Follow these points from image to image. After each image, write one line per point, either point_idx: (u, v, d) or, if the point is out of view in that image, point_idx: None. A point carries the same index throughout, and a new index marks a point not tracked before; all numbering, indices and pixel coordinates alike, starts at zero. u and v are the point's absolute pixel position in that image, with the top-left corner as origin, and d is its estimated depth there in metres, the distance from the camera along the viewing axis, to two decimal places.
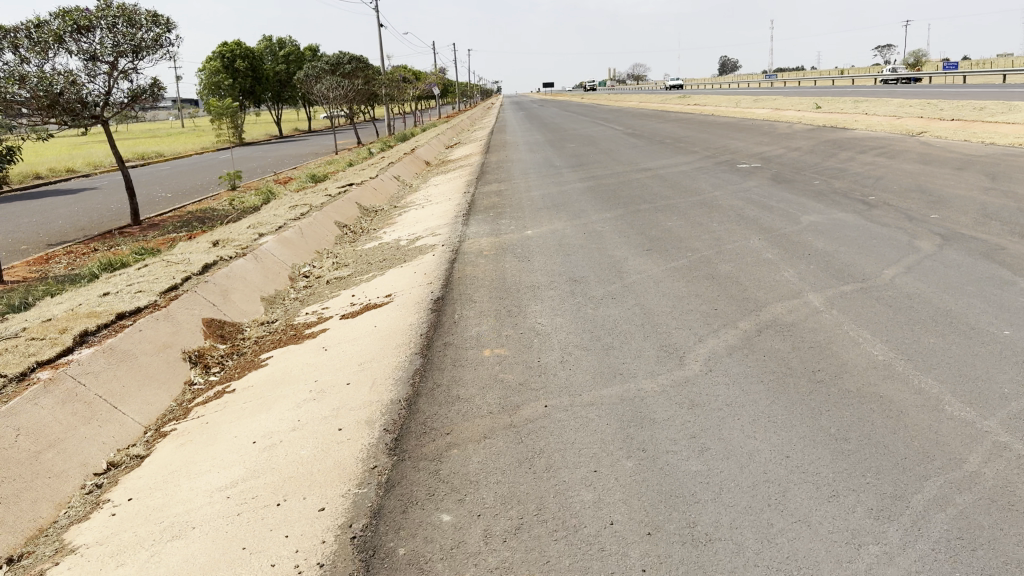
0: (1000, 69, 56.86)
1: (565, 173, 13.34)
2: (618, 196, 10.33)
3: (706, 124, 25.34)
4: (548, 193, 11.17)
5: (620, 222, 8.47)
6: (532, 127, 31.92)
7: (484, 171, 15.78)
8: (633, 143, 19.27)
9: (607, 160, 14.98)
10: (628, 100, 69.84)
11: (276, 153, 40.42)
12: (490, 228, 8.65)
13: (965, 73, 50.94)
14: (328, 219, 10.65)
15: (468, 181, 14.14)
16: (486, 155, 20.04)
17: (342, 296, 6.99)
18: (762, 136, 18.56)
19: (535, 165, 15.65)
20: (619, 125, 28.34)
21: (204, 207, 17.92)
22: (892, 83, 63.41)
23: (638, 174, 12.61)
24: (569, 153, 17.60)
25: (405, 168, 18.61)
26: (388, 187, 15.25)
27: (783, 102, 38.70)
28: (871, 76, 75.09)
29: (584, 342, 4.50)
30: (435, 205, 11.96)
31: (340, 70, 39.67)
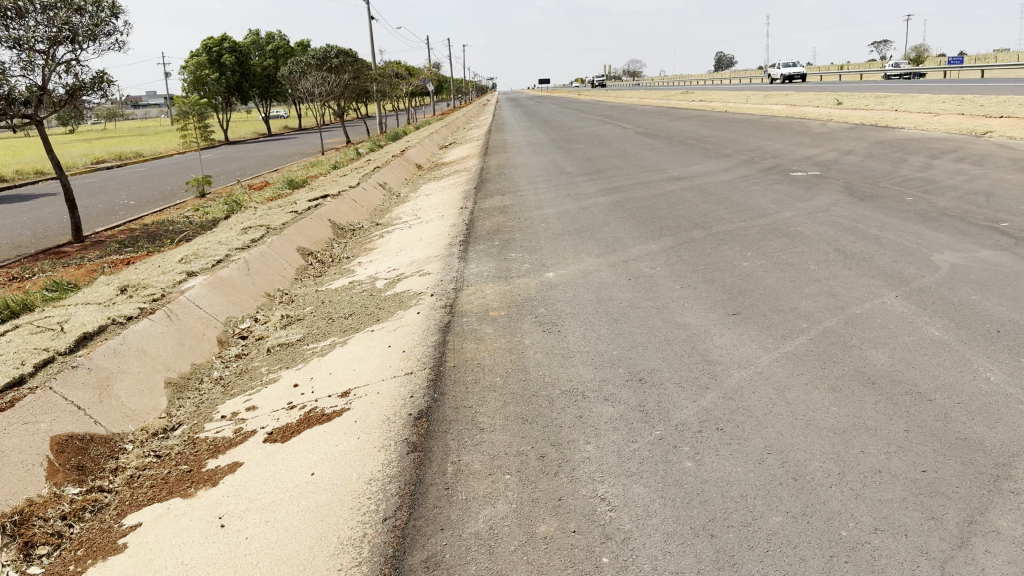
0: (1009, 63, 55.39)
1: (584, 184, 11.13)
2: (658, 215, 8.15)
3: (726, 121, 23.16)
4: (567, 211, 8.97)
5: (674, 257, 6.28)
6: (533, 126, 29.76)
7: (485, 178, 13.54)
8: (652, 145, 17.10)
9: (629, 166, 12.78)
10: (628, 98, 67.47)
11: (261, 153, 38.04)
12: (497, 266, 6.43)
13: (981, 68, 49.01)
14: (287, 247, 8.37)
15: (466, 192, 11.90)
16: (485, 157, 17.80)
17: (282, 381, 4.73)
18: (799, 136, 16.34)
19: (545, 170, 13.45)
20: (628, 123, 26.18)
21: (162, 219, 15.61)
22: (899, 78, 61.66)
23: (672, 185, 10.41)
24: (580, 157, 15.38)
25: (392, 173, 16.34)
26: (370, 199, 12.97)
27: (798, 98, 36.44)
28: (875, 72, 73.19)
29: (705, 567, 2.27)
30: (425, 225, 9.68)
31: (328, 64, 37.29)
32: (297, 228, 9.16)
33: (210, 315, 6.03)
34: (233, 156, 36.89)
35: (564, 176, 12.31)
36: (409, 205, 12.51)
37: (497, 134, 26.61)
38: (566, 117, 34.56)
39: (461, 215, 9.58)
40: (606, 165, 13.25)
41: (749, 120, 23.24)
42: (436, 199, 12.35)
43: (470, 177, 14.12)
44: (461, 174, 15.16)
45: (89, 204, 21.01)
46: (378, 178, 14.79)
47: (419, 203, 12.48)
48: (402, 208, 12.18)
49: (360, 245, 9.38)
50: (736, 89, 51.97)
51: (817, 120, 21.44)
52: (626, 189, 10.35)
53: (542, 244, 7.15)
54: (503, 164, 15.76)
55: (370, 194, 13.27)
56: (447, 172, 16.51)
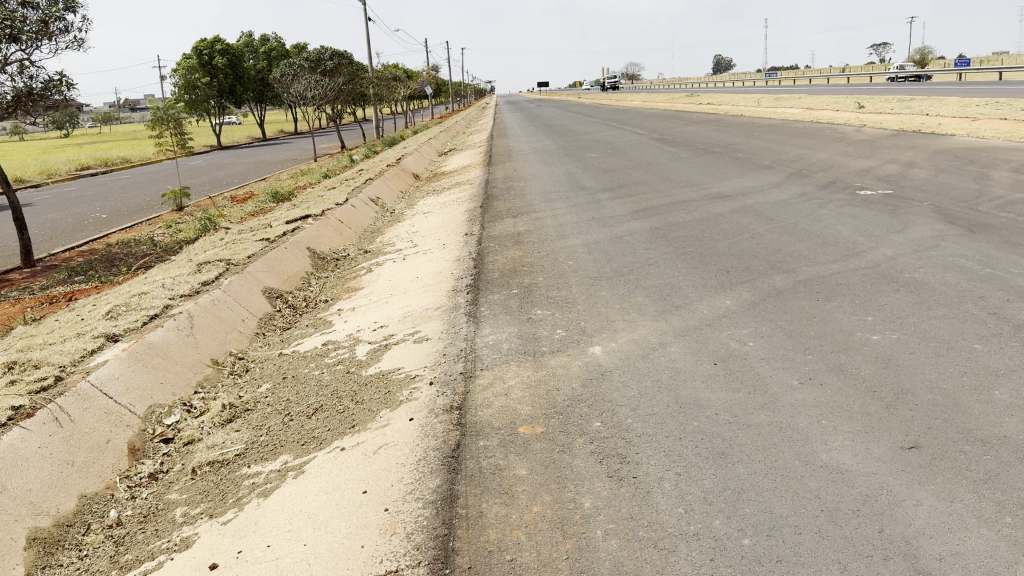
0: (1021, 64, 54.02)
1: (610, 203, 9.46)
2: (717, 251, 6.49)
3: (749, 127, 21.50)
4: (598, 242, 7.29)
5: (765, 318, 4.60)
6: (538, 131, 28.12)
7: (491, 193, 11.86)
8: (675, 153, 15.45)
9: (657, 181, 11.12)
10: (630, 100, 65.84)
11: (250, 159, 36.32)
12: (520, 331, 4.75)
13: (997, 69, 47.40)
14: (248, 292, 6.66)
15: (471, 212, 10.22)
16: (489, 167, 16.11)
17: (198, 550, 3.03)
18: (840, 145, 14.67)
19: (560, 184, 11.78)
20: (641, 128, 24.53)
21: (129, 238, 13.94)
22: (908, 80, 60.16)
23: (718, 205, 8.75)
24: (599, 168, 13.71)
25: (387, 185, 14.64)
26: (359, 219, 11.26)
27: (816, 101, 34.76)
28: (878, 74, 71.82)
29: None
30: (421, 257, 7.96)
31: (322, 66, 35.59)
32: (264, 262, 7.45)
33: (123, 408, 4.32)
34: (222, 164, 35.16)
35: (584, 193, 10.64)
36: (403, 226, 10.80)
37: (501, 141, 24.97)
38: (572, 122, 32.87)
39: (465, 245, 7.88)
40: (629, 179, 11.59)
41: (772, 125, 21.59)
42: (435, 220, 10.64)
43: (474, 192, 12.45)
44: (463, 187, 13.46)
45: (59, 216, 19.34)
46: (369, 193, 13.11)
47: (415, 224, 10.77)
48: (394, 231, 10.48)
49: (341, 284, 7.66)
50: (745, 92, 50.31)
51: (848, 125, 19.77)
52: (661, 211, 8.69)
53: (576, 292, 5.47)
54: (510, 176, 14.07)
55: (359, 212, 11.58)
56: (446, 185, 14.82)
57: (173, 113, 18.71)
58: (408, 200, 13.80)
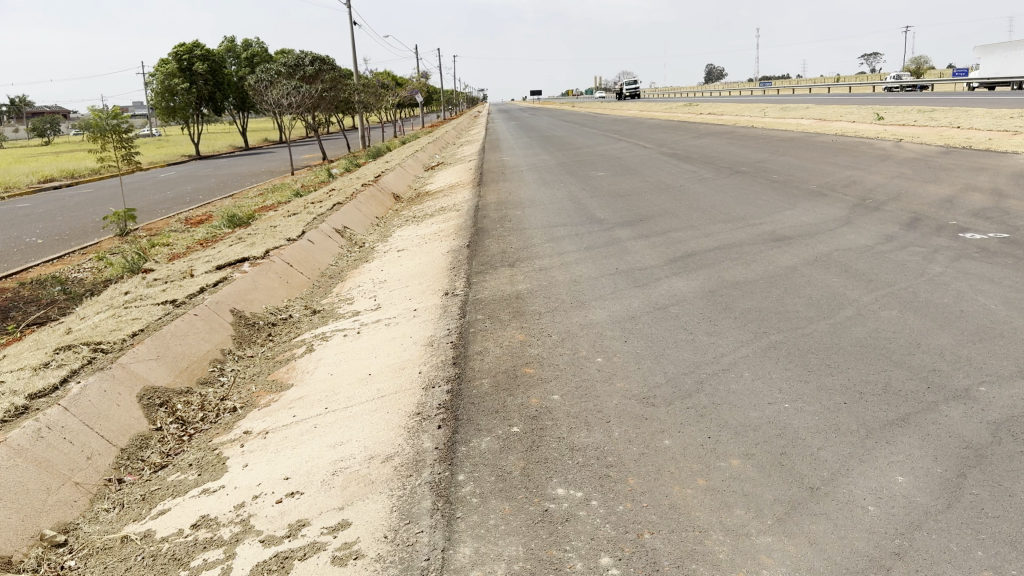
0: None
1: (635, 248, 7.27)
2: (820, 346, 4.30)
3: (770, 140, 19.44)
4: (633, 315, 5.09)
5: (1000, 540, 2.43)
6: (534, 144, 26.02)
7: (483, 225, 9.65)
8: (696, 172, 13.35)
9: (688, 214, 8.93)
10: (624, 109, 63.85)
11: (226, 171, 34.04)
12: (527, 551, 2.51)
13: (1007, 80, 45.70)
14: (106, 407, 4.37)
15: (454, 254, 8.00)
16: (480, 188, 13.90)
17: None
18: (891, 165, 12.57)
19: (566, 215, 9.60)
20: (648, 141, 22.45)
21: (47, 274, 11.67)
22: (912, 90, 58.56)
23: (781, 255, 6.57)
24: (611, 192, 11.52)
25: (357, 211, 12.38)
26: (314, 260, 8.98)
27: (829, 112, 32.71)
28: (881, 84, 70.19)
29: None
30: (380, 330, 5.68)
31: (302, 73, 33.40)
32: (150, 349, 5.18)
33: None
34: (195, 177, 32.88)
35: (598, 230, 8.45)
36: (367, 271, 8.53)
37: (494, 154, 22.83)
38: (570, 133, 30.71)
39: (441, 315, 5.60)
40: (652, 210, 9.41)
41: (795, 139, 19.45)
42: (407, 263, 8.37)
43: (460, 222, 10.23)
44: (447, 216, 11.21)
45: None
46: (334, 222, 10.85)
47: (383, 268, 8.49)
48: (356, 279, 8.19)
49: (264, 375, 5.38)
50: (749, 102, 48.35)
51: (883, 140, 17.65)
52: (709, 261, 6.51)
53: (622, 436, 3.26)
54: (504, 199, 11.88)
55: (316, 251, 9.31)
56: (429, 211, 12.56)
57: (120, 124, 16.43)
58: (381, 230, 11.54)
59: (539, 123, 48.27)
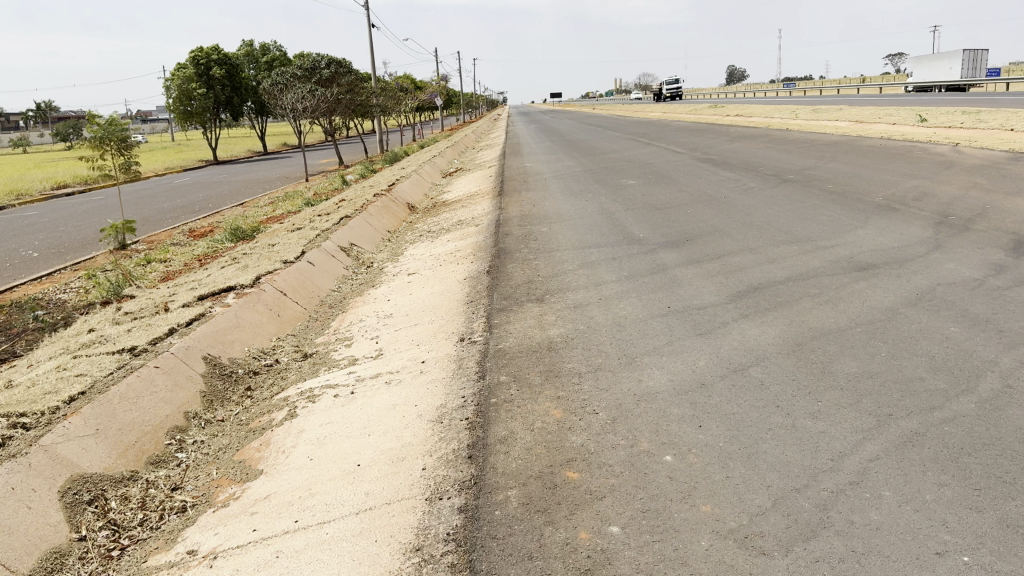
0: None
1: (688, 279, 6.11)
2: (974, 441, 3.13)
3: (810, 145, 18.19)
4: (704, 379, 3.93)
5: None
6: (557, 148, 24.88)
7: (505, 244, 8.53)
8: (739, 181, 12.16)
9: (742, 233, 7.75)
10: (648, 112, 62.70)
11: (240, 177, 33.19)
12: None
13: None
14: (5, 514, 3.26)
15: (472, 282, 6.88)
16: (502, 199, 12.78)
17: None
18: (957, 174, 11.32)
19: (600, 233, 8.45)
20: (678, 145, 21.26)
21: (29, 295, 10.69)
22: (942, 90, 56.97)
23: (872, 292, 5.38)
24: (647, 205, 10.36)
25: (367, 225, 11.29)
26: (312, 287, 7.89)
27: (865, 113, 31.27)
28: (910, 85, 68.41)
29: None
30: (378, 391, 4.55)
31: (318, 75, 32.48)
32: (87, 421, 4.09)
33: None
34: (209, 183, 32.06)
35: (639, 252, 7.29)
36: (372, 300, 7.41)
37: (515, 160, 21.74)
38: (593, 136, 29.53)
39: (454, 373, 4.46)
40: (699, 228, 8.23)
41: (838, 143, 18.16)
42: (417, 292, 7.24)
43: (479, 240, 9.11)
44: (465, 232, 10.08)
45: None
46: (339, 240, 9.76)
47: (389, 297, 7.36)
48: (357, 311, 7.08)
49: (232, 453, 4.27)
50: (777, 103, 46.94)
51: (936, 144, 16.34)
52: (784, 299, 5.34)
53: None
54: (528, 213, 10.76)
55: (316, 275, 8.21)
56: (444, 226, 11.43)
57: (120, 130, 15.48)
58: (392, 247, 10.43)
59: (561, 126, 47.12)
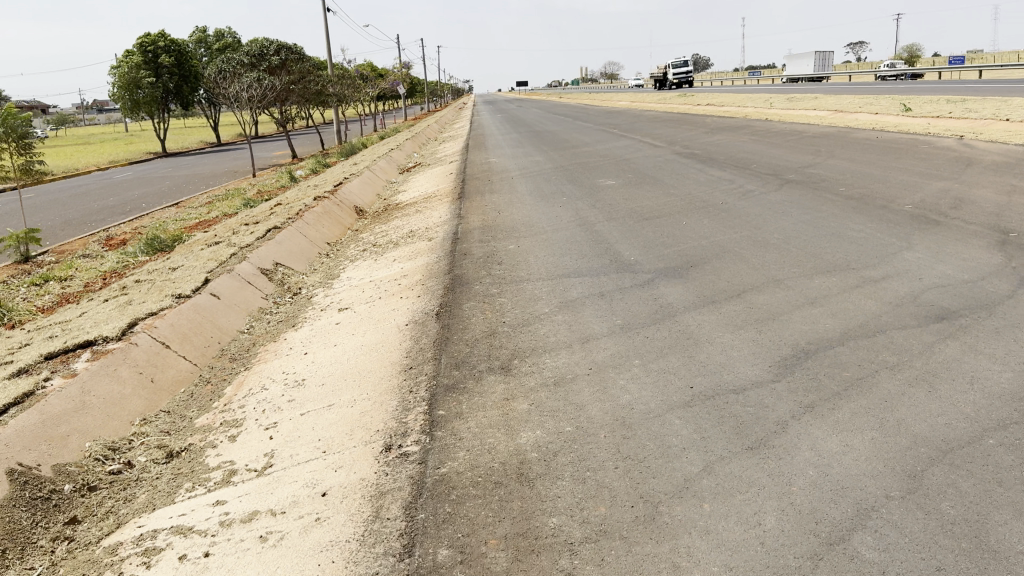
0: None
1: (707, 332, 4.47)
2: None
3: (800, 137, 16.73)
4: (785, 570, 2.31)
5: None
6: (525, 140, 23.17)
7: (462, 268, 6.83)
8: (735, 181, 10.60)
9: (759, 256, 6.17)
10: (617, 100, 61.25)
11: (186, 172, 30.92)
12: None
13: (1016, 66, 43.56)
14: None
15: (415, 329, 5.18)
16: (462, 203, 11.05)
17: None
18: (984, 172, 9.88)
19: (581, 255, 6.81)
20: (656, 137, 19.68)
21: None
22: (909, 78, 56.58)
23: (974, 361, 3.81)
24: (632, 213, 8.75)
25: (300, 238, 9.51)
26: (212, 330, 6.12)
27: (844, 102, 30.01)
28: (877, 73, 68.11)
29: None
30: (246, 557, 2.84)
31: (267, 62, 30.28)
32: None
33: None
34: (150, 179, 29.75)
35: (633, 286, 5.66)
36: (286, 350, 5.67)
37: (481, 153, 19.99)
38: (562, 127, 27.86)
39: (365, 531, 2.76)
40: (704, 247, 6.64)
41: (828, 136, 16.73)
42: (345, 339, 5.51)
43: (431, 260, 7.40)
44: (416, 248, 8.35)
45: None
46: (260, 259, 7.97)
47: (308, 346, 5.62)
48: (263, 368, 5.34)
49: None
50: (749, 92, 45.72)
51: (940, 136, 14.96)
52: (854, 374, 3.74)
53: None
54: (492, 222, 9.07)
55: (220, 311, 6.44)
56: (393, 238, 9.68)
57: (22, 124, 13.38)
58: (328, 267, 8.67)
59: (527, 115, 45.37)
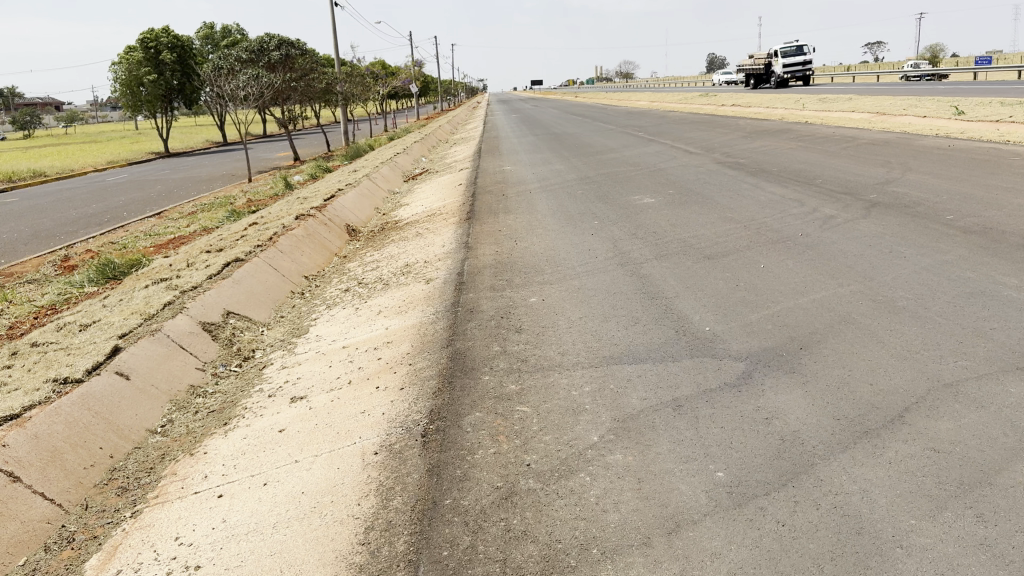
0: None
1: (886, 518, 2.56)
2: None
3: (858, 144, 14.70)
4: None
5: None
6: (543, 144, 21.23)
7: (466, 334, 4.93)
8: (806, 202, 8.63)
9: (901, 335, 4.22)
10: (635, 100, 59.14)
11: (182, 174, 29.18)
12: None
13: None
14: None
15: (382, 466, 3.27)
16: (471, 225, 9.15)
17: None
18: None
19: (632, 319, 4.87)
20: (689, 142, 17.69)
21: None
22: (939, 78, 54.27)
23: None
24: (687, 249, 6.80)
25: (267, 273, 7.65)
26: (104, 436, 4.28)
27: (885, 103, 27.83)
28: (906, 72, 65.71)
29: None
30: None
31: (268, 58, 28.50)
32: None
33: None
34: (145, 182, 28.07)
35: (723, 386, 3.73)
36: (196, 481, 3.80)
37: (494, 159, 18.08)
38: (581, 129, 25.86)
39: None
40: (808, 317, 4.70)
41: (891, 143, 14.61)
42: (280, 468, 3.62)
43: (424, 318, 5.49)
44: (407, 294, 6.45)
45: None
46: (203, 312, 6.12)
47: (230, 475, 3.74)
48: (153, 520, 3.47)
49: None
50: (776, 91, 43.36)
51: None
52: None
53: None
54: (507, 256, 7.16)
55: (123, 402, 4.59)
56: (382, 273, 7.78)
57: None
58: (295, 317, 6.80)
59: (543, 116, 43.28)
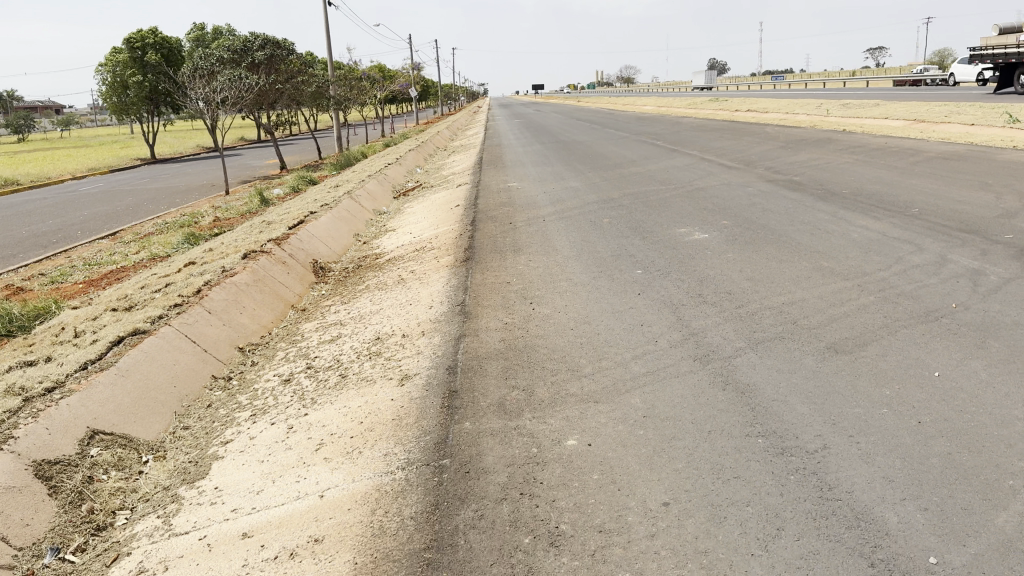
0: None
1: None
2: None
3: (929, 159, 12.42)
4: None
5: None
6: (552, 154, 18.98)
7: (456, 540, 2.66)
8: (923, 246, 6.37)
9: None
10: (642, 105, 56.85)
11: (158, 185, 26.85)
12: None
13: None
14: None
15: None
16: (471, 272, 6.86)
17: None
18: None
19: (772, 521, 2.59)
20: (721, 153, 15.41)
21: None
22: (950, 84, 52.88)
23: None
24: (793, 333, 4.55)
25: (178, 353, 5.39)
26: None
27: (922, 109, 25.55)
28: (908, 78, 64.05)
29: None
30: None
31: (250, 59, 26.18)
32: None
33: None
34: (117, 192, 25.76)
35: None
36: None
37: (497, 173, 15.81)
38: (594, 137, 23.56)
39: None
40: None
41: (971, 157, 12.31)
42: None
43: (385, 478, 3.20)
44: (367, 405, 4.14)
45: None
46: (42, 447, 3.87)
47: None
48: None
49: None
50: (794, 97, 41.16)
51: None
52: None
53: None
54: (521, 335, 4.88)
55: None
56: (341, 351, 5.46)
57: None
58: (200, 437, 4.52)
59: (549, 121, 40.95)
